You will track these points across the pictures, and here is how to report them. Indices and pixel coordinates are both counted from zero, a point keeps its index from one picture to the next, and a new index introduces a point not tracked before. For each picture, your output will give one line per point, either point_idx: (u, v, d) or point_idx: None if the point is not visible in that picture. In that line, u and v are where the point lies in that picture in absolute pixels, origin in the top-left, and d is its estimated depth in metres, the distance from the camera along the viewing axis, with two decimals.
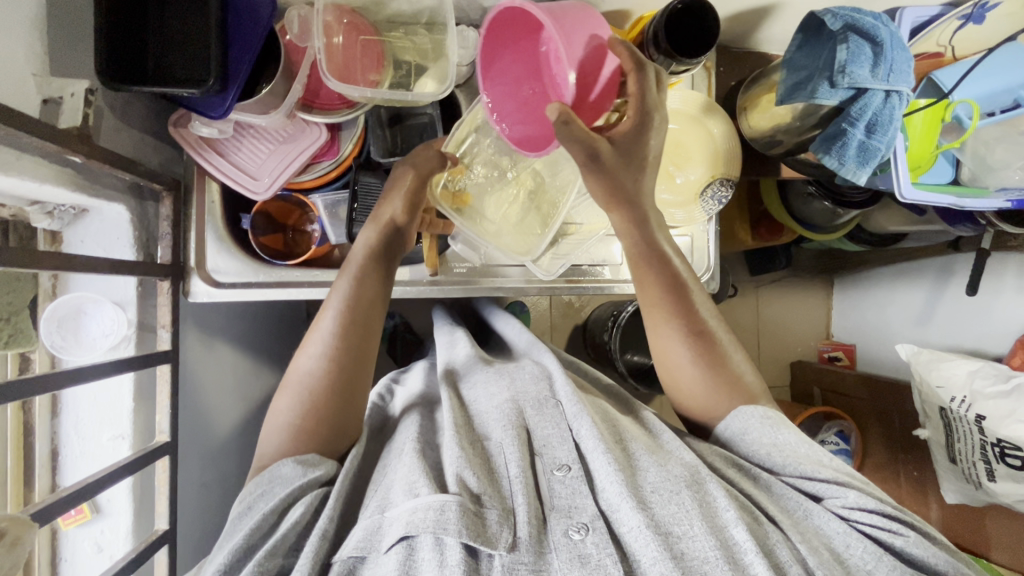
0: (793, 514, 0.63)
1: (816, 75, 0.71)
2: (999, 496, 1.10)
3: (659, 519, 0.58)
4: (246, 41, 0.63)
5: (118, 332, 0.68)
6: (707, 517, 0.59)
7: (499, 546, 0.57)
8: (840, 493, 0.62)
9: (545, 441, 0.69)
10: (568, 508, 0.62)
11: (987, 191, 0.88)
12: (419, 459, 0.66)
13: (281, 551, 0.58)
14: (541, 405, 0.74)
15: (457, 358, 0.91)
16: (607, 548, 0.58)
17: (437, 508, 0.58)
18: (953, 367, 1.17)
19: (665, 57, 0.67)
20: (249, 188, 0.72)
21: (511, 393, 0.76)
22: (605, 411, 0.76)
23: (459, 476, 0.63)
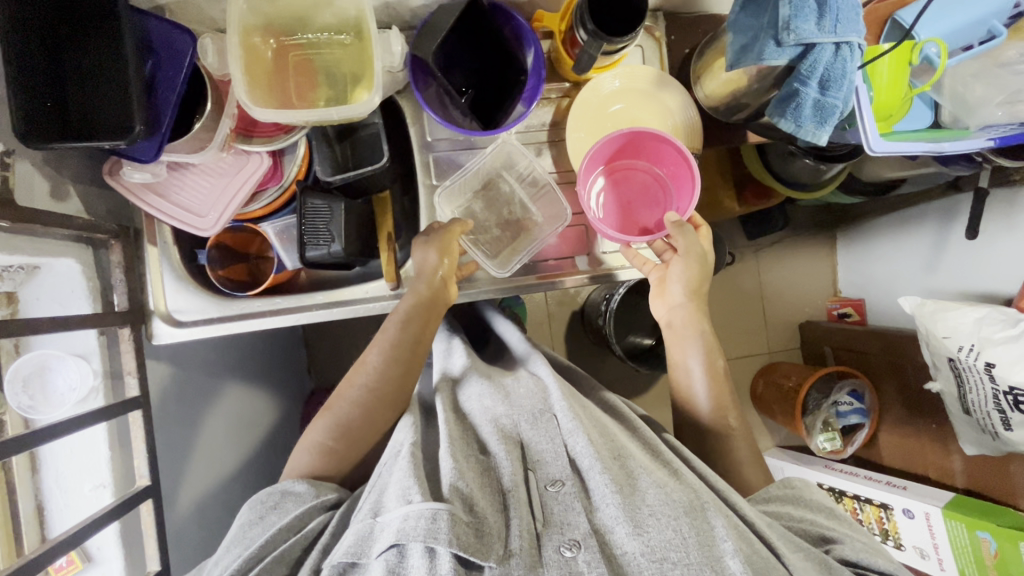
0: (806, 548, 0.65)
1: (762, 35, 0.66)
2: (1017, 445, 1.06)
3: (654, 544, 0.58)
4: (172, 82, 0.61)
5: (85, 385, 0.67)
6: (704, 547, 0.57)
7: (491, 557, 0.57)
8: (849, 540, 0.67)
9: (539, 457, 0.69)
10: (561, 523, 0.61)
11: (968, 131, 0.83)
12: (413, 465, 0.66)
13: (286, 562, 0.62)
14: (536, 419, 0.73)
15: (454, 365, 0.90)
16: (598, 566, 0.56)
17: (429, 516, 0.57)
18: (958, 317, 1.12)
19: (595, 40, 0.62)
20: (195, 226, 0.71)
21: (505, 408, 0.75)
22: (601, 425, 0.75)
23: (451, 484, 0.63)
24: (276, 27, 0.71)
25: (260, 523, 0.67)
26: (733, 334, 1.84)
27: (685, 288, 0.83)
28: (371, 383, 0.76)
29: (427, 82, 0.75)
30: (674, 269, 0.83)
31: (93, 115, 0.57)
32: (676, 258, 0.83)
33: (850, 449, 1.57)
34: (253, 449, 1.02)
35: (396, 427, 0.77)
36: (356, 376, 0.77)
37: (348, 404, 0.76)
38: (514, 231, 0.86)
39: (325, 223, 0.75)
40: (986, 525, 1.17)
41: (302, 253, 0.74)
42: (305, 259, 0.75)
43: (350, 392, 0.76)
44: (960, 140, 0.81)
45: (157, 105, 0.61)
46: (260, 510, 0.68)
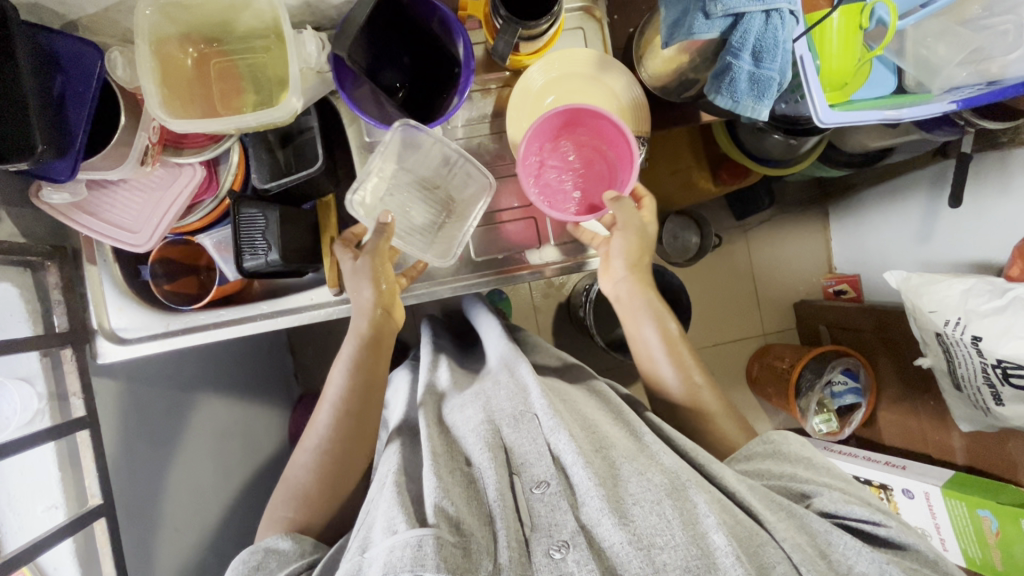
0: (782, 508, 0.62)
1: (691, 8, 0.63)
2: (1010, 420, 1.01)
3: (640, 531, 0.56)
4: (82, 98, 0.60)
5: (30, 407, 0.67)
6: (688, 526, 0.56)
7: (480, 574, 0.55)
8: (825, 492, 0.64)
9: (523, 459, 0.67)
10: (549, 525, 0.60)
11: (932, 94, 0.79)
12: (398, 494, 0.63)
13: None
14: (518, 423, 0.70)
15: (440, 381, 0.85)
16: (588, 564, 0.55)
17: (415, 544, 0.55)
18: (944, 289, 1.07)
19: (510, 24, 0.60)
20: (128, 243, 0.71)
21: (487, 414, 0.73)
22: (583, 419, 0.72)
23: (436, 506, 0.60)
24: (196, 35, 0.69)
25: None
26: (726, 318, 1.79)
27: (626, 262, 0.81)
28: (325, 439, 0.73)
29: (359, 82, 0.72)
30: (614, 245, 0.80)
31: None
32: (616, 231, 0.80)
33: (846, 431, 1.52)
34: (234, 461, 1.01)
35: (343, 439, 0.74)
36: (310, 435, 0.74)
37: (305, 462, 0.73)
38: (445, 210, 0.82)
39: (261, 232, 0.74)
40: (984, 503, 1.08)
41: (240, 263, 0.74)
42: (244, 269, 0.74)
43: (307, 450, 0.74)
44: (920, 105, 0.77)
45: (67, 122, 0.60)
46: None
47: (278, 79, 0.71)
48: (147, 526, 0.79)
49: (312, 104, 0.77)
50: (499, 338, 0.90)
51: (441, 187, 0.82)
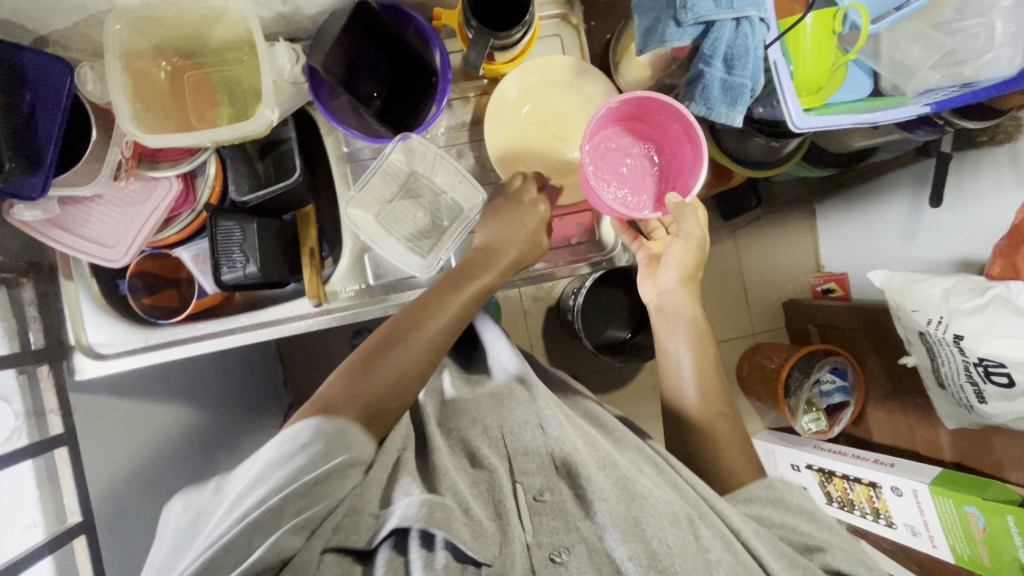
0: (786, 557, 0.60)
1: (663, 16, 0.63)
2: (994, 417, 1.01)
3: (649, 555, 0.55)
4: (52, 113, 0.60)
5: (6, 425, 0.66)
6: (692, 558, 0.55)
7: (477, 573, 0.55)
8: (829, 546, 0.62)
9: (512, 467, 0.66)
10: (548, 528, 0.59)
11: (906, 97, 0.79)
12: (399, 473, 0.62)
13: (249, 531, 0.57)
14: (517, 429, 0.68)
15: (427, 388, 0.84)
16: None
17: (425, 507, 0.54)
18: (927, 289, 1.07)
19: (481, 36, 0.60)
20: (104, 258, 0.70)
21: (471, 422, 0.72)
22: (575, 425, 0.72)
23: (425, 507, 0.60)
24: (169, 48, 0.69)
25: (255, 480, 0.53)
26: (716, 318, 1.79)
27: (680, 273, 0.80)
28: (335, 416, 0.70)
29: (336, 94, 0.73)
30: (671, 252, 0.79)
31: None
32: (675, 241, 0.79)
33: (836, 430, 1.52)
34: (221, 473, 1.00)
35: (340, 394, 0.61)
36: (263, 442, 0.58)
37: None
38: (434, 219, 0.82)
39: (239, 245, 0.74)
40: (972, 499, 1.07)
41: (217, 275, 0.73)
42: (222, 282, 0.73)
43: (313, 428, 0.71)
44: (895, 108, 0.77)
45: (37, 138, 0.59)
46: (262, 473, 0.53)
47: (254, 92, 0.70)
48: (130, 542, 0.78)
49: (289, 115, 0.76)
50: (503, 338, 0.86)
51: (427, 197, 0.81)
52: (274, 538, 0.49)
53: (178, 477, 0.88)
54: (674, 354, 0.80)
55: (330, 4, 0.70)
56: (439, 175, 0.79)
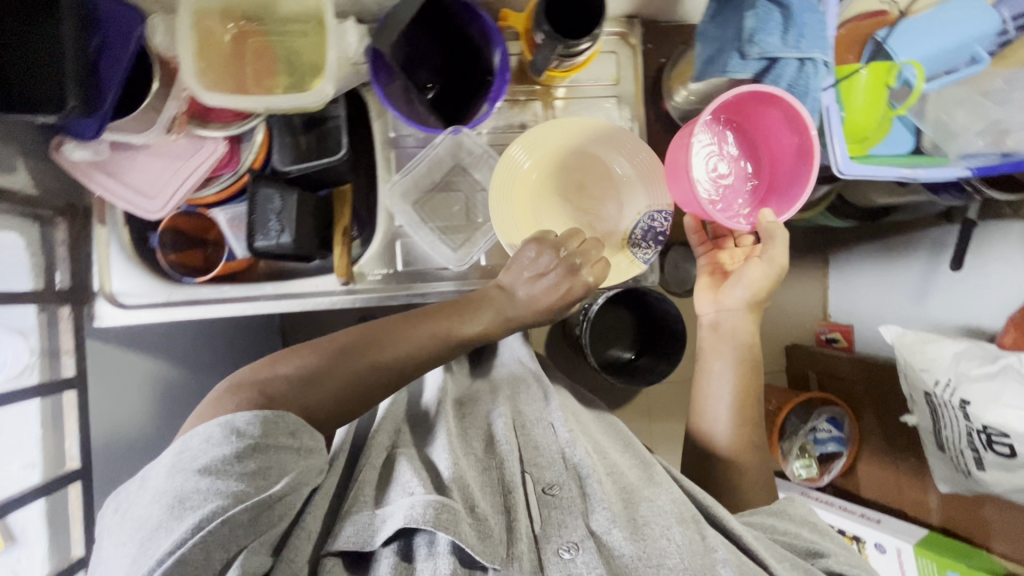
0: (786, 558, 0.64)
1: (727, 47, 0.64)
2: (990, 486, 1.02)
3: (651, 551, 0.58)
4: (116, 58, 0.60)
5: (19, 360, 0.66)
6: (698, 557, 0.58)
7: (493, 563, 0.56)
8: (825, 549, 0.66)
9: (527, 459, 0.67)
10: (557, 526, 0.61)
11: (948, 158, 0.80)
12: (407, 466, 0.63)
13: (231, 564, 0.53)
14: (525, 423, 0.71)
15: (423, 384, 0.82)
16: (597, 568, 0.57)
17: (433, 506, 0.56)
18: (940, 348, 1.08)
19: (550, 41, 0.61)
20: (143, 209, 0.71)
21: (486, 412, 0.73)
22: (594, 438, 0.74)
23: (453, 479, 0.62)
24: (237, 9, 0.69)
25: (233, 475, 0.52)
26: None
27: (748, 295, 0.80)
28: None
29: (391, 79, 0.72)
30: (744, 272, 0.80)
31: (25, 86, 0.55)
32: (757, 261, 0.79)
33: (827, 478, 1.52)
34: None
35: (286, 363, 0.61)
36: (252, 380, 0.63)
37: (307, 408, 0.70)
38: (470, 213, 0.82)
39: (276, 214, 0.74)
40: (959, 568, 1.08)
41: (251, 242, 0.74)
42: (254, 249, 0.74)
43: None
44: (936, 168, 0.78)
45: (99, 81, 0.59)
46: (278, 466, 0.54)
47: (315, 65, 0.71)
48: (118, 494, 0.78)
49: (341, 94, 0.77)
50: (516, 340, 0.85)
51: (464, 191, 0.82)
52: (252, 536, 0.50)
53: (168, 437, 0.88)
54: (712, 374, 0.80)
55: None
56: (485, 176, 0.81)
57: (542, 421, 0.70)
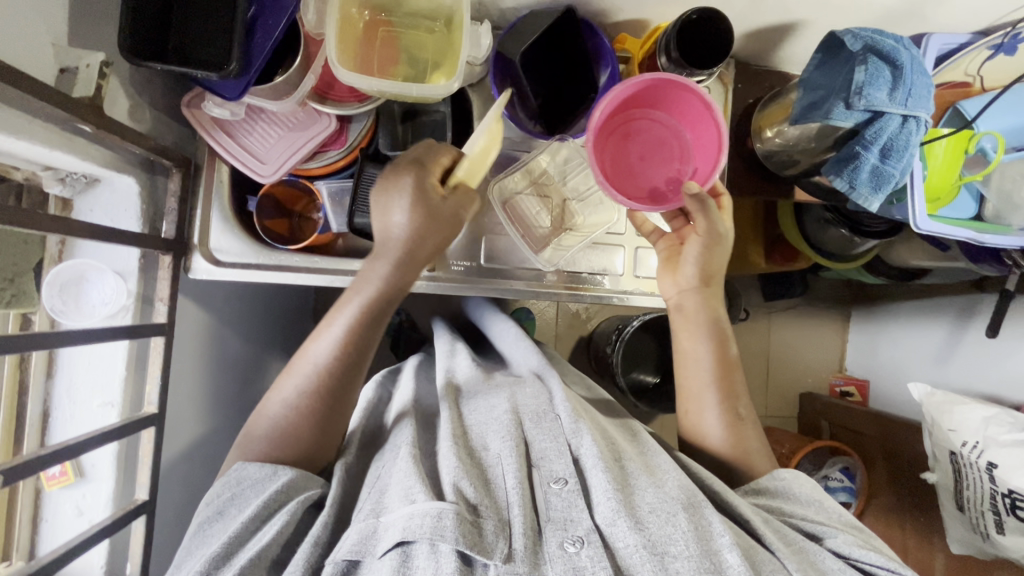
0: (793, 545, 0.61)
1: (833, 96, 0.69)
2: (1009, 551, 1.04)
3: (654, 538, 0.56)
4: (269, 29, 0.63)
5: (116, 301, 0.69)
6: (702, 541, 0.57)
7: (494, 556, 0.54)
8: (835, 534, 0.62)
9: (540, 453, 0.65)
10: (563, 520, 0.59)
11: (1011, 228, 0.84)
12: (414, 464, 0.62)
13: (265, 562, 0.56)
14: (539, 418, 0.69)
15: (461, 372, 0.82)
16: (601, 561, 0.55)
17: (434, 515, 0.55)
18: (967, 412, 1.11)
19: (674, 67, 0.68)
20: (255, 171, 0.73)
21: (510, 403, 0.72)
22: (604, 428, 0.72)
23: (455, 484, 0.59)
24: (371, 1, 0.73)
25: (221, 519, 0.60)
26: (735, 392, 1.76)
27: (700, 270, 0.78)
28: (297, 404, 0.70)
29: (502, 81, 0.76)
30: (690, 250, 0.77)
31: (195, 52, 0.60)
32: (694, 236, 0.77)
33: None
34: (235, 405, 1.00)
35: (256, 442, 0.65)
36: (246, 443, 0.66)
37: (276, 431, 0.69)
38: (558, 223, 0.85)
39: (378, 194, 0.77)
40: None
41: (351, 219, 0.76)
42: (353, 226, 0.77)
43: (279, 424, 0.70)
44: (1003, 236, 0.82)
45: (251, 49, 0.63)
46: (251, 494, 0.60)
47: (439, 59, 0.74)
48: None
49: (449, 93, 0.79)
50: (523, 345, 0.89)
51: (554, 196, 0.85)
52: (240, 553, 0.55)
53: (194, 400, 0.86)
54: (691, 371, 0.77)
55: (530, 3, 0.75)
56: (580, 196, 0.85)
57: (564, 415, 0.69)
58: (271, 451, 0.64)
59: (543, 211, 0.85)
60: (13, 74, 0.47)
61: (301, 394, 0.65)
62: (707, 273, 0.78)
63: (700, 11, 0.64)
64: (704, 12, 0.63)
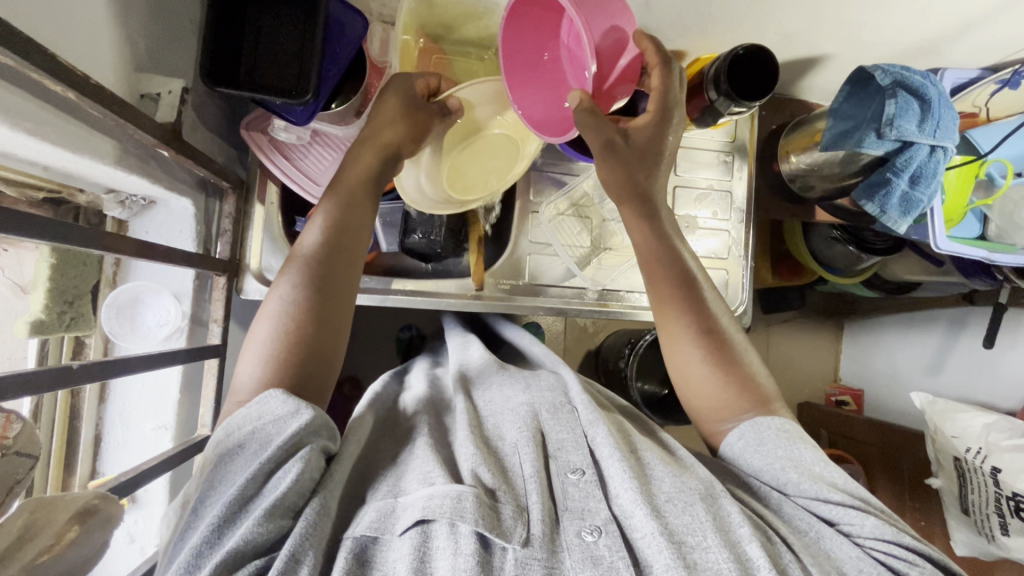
0: (805, 537, 0.57)
1: (864, 126, 0.74)
2: (1014, 552, 1.06)
3: (672, 527, 0.53)
4: (337, 57, 0.65)
5: (172, 323, 0.70)
6: (721, 530, 0.54)
7: (512, 540, 0.52)
8: (857, 521, 0.55)
9: (557, 444, 0.63)
10: (581, 509, 0.56)
11: (1014, 247, 0.88)
12: (433, 452, 0.60)
13: (282, 512, 0.47)
14: (556, 410, 0.68)
15: (472, 363, 0.83)
16: (620, 550, 0.52)
17: (453, 496, 0.52)
18: (968, 419, 1.15)
19: (725, 98, 0.71)
20: (310, 192, 0.73)
21: (528, 397, 0.70)
22: (618, 422, 0.71)
23: (473, 470, 0.58)
24: (425, 28, 0.73)
25: (241, 453, 0.50)
26: None
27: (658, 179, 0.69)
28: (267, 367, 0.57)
29: None
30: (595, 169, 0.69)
31: (265, 76, 0.62)
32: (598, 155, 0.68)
33: None
34: None
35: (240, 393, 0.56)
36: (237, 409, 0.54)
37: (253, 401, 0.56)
38: (598, 243, 0.88)
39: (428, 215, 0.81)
40: None
41: (403, 238, 0.81)
42: (404, 244, 0.81)
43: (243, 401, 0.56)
44: (1007, 255, 0.86)
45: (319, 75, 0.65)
46: (270, 432, 0.51)
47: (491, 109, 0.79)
48: None
49: None
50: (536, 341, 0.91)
51: (594, 216, 0.88)
52: (257, 502, 0.47)
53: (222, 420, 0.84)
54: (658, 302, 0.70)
55: None
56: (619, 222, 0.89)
57: (584, 408, 0.67)
58: (272, 365, 0.55)
59: (582, 230, 0.87)
60: (111, 99, 0.47)
61: (296, 285, 0.58)
62: (630, 181, 0.67)
63: (750, 47, 0.69)
64: (756, 47, 0.68)
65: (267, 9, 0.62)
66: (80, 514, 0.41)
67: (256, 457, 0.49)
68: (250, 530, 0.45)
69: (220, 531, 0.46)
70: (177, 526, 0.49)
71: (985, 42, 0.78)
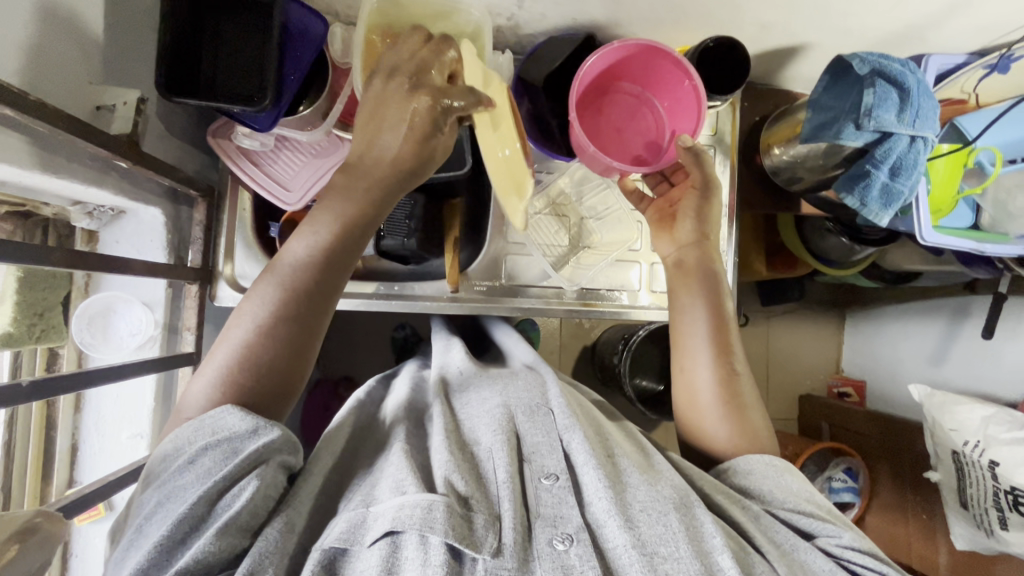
0: (782, 547, 0.58)
1: (843, 117, 0.72)
2: (1012, 546, 1.03)
3: (644, 538, 0.53)
4: (299, 59, 0.65)
5: (145, 332, 0.70)
6: (694, 542, 0.54)
7: (483, 550, 0.51)
8: (835, 533, 0.58)
9: (533, 448, 0.63)
10: (553, 517, 0.56)
11: (1007, 237, 0.85)
12: (408, 458, 0.59)
13: (234, 530, 0.48)
14: (533, 412, 0.67)
15: (454, 366, 0.81)
16: (591, 561, 0.52)
17: (424, 506, 0.52)
18: (967, 412, 1.12)
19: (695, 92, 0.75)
20: (279, 198, 0.72)
21: (504, 399, 0.70)
22: (592, 423, 0.70)
23: (447, 478, 0.57)
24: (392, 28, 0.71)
25: (190, 471, 0.50)
26: None
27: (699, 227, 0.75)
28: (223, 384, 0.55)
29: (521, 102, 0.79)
30: (687, 203, 0.75)
31: (225, 83, 0.61)
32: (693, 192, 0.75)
33: None
34: None
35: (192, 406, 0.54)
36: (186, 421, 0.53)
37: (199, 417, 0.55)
38: (577, 242, 0.87)
39: (404, 216, 0.78)
40: None
41: (379, 242, 0.77)
42: (379, 247, 0.77)
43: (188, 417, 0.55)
44: (1000, 245, 0.83)
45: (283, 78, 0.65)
46: (227, 451, 0.51)
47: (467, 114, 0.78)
48: None
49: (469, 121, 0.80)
50: (521, 344, 0.90)
51: (573, 215, 0.87)
52: (209, 522, 0.48)
53: None
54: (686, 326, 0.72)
55: (549, 28, 0.78)
56: (597, 220, 0.88)
57: (560, 412, 0.66)
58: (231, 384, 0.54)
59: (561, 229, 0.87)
60: (56, 114, 0.47)
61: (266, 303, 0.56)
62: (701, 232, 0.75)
63: (717, 39, 0.72)
64: (721, 39, 0.71)
65: (227, 15, 0.62)
66: (24, 531, 0.41)
67: (209, 476, 0.49)
68: (202, 549, 0.46)
69: (168, 553, 0.47)
70: (123, 542, 0.50)
71: (972, 24, 0.75)
